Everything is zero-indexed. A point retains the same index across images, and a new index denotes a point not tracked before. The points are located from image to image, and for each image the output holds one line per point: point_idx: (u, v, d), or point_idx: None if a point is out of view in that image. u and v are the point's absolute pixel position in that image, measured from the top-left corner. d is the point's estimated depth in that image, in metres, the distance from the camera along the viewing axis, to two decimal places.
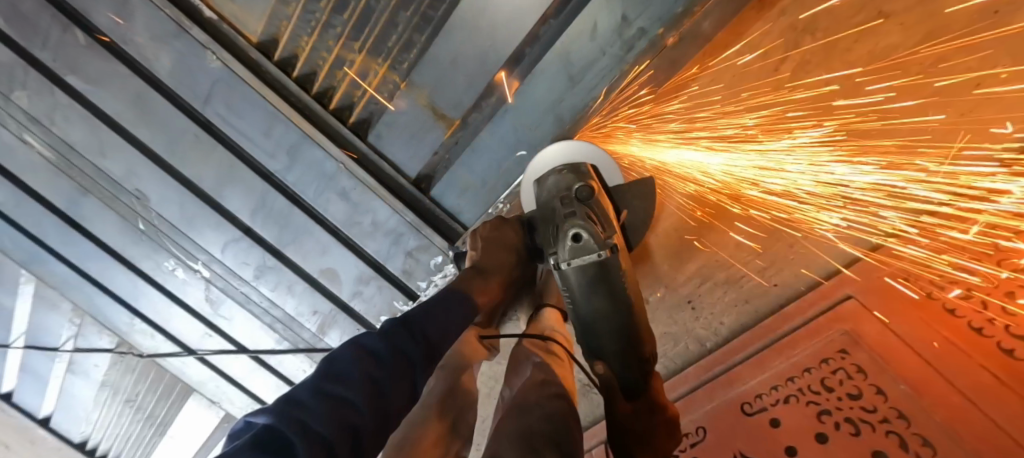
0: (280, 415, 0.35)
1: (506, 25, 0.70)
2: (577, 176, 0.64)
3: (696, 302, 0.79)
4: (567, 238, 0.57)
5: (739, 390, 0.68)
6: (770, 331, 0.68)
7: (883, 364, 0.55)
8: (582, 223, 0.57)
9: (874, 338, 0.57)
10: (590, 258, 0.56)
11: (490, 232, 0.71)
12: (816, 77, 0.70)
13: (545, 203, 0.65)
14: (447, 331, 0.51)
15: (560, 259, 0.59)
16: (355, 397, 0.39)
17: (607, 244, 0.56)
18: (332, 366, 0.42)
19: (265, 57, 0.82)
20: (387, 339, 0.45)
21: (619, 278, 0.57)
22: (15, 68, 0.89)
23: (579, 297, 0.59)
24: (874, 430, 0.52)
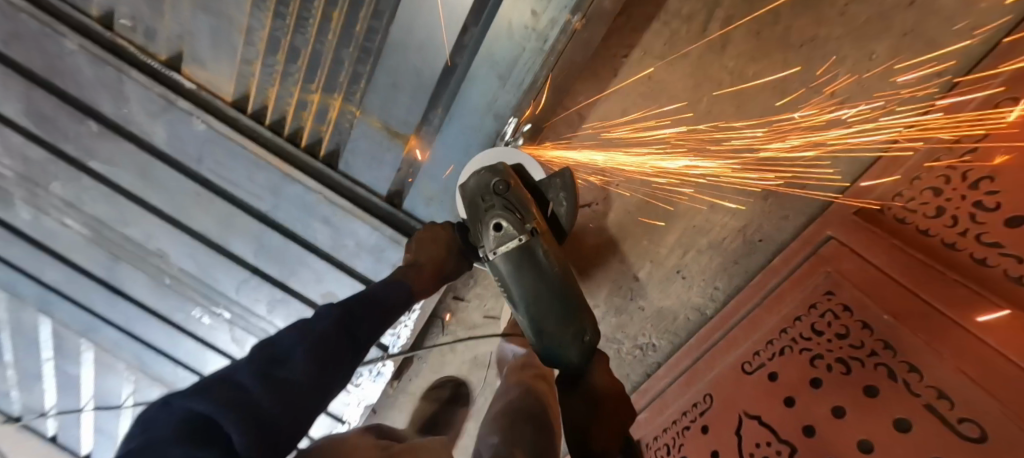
0: (220, 396, 0.42)
1: (433, 41, 0.77)
2: (494, 173, 0.72)
3: (683, 271, 1.01)
4: (491, 229, 0.70)
5: (749, 345, 0.89)
6: (762, 286, 0.92)
7: (861, 296, 0.73)
8: (502, 215, 0.69)
9: (860, 277, 0.75)
10: (513, 242, 0.69)
11: (423, 234, 0.81)
12: (740, 32, 0.80)
13: (470, 202, 0.74)
14: (386, 310, 0.64)
15: (488, 250, 0.72)
16: (296, 374, 0.47)
17: (525, 229, 0.69)
18: (277, 347, 0.51)
19: (241, 113, 0.92)
20: (331, 318, 0.56)
21: (541, 258, 0.69)
22: (50, 164, 1.07)
23: (508, 280, 0.71)
24: (864, 366, 0.68)
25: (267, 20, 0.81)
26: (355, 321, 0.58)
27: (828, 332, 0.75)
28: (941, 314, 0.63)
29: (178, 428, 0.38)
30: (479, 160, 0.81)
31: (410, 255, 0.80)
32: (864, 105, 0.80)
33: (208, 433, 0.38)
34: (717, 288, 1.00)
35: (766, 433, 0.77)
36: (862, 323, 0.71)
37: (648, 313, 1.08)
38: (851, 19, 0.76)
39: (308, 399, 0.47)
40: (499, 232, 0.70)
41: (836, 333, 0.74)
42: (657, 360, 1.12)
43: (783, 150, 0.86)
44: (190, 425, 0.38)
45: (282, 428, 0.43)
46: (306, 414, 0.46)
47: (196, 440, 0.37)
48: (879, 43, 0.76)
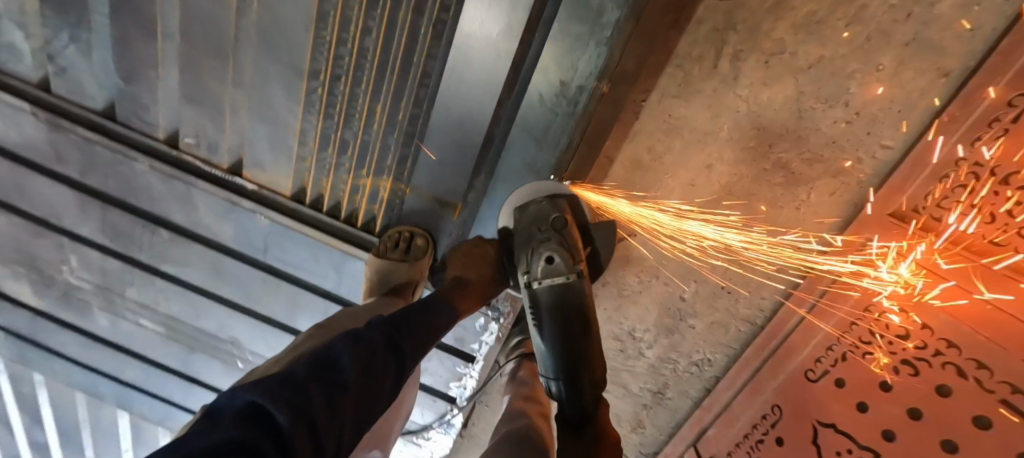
0: (275, 390, 0.39)
1: (469, 118, 0.84)
2: (554, 207, 0.80)
3: (730, 286, 1.05)
4: (542, 260, 0.77)
5: (807, 353, 0.97)
6: (808, 295, 0.98)
7: (916, 296, 0.81)
8: (555, 249, 0.77)
9: (918, 283, 0.82)
10: (560, 277, 0.77)
11: (472, 249, 0.88)
12: (751, 63, 0.82)
13: (525, 228, 0.81)
14: (427, 330, 0.64)
15: (534, 277, 0.79)
16: (350, 379, 0.46)
17: (573, 268, 0.77)
18: (327, 352, 0.49)
19: (300, 203, 1.01)
20: (378, 332, 0.55)
21: (580, 297, 0.77)
22: (125, 273, 1.17)
23: (544, 309, 0.79)
24: (932, 365, 0.76)
25: (318, 121, 0.90)
26: (401, 337, 0.58)
27: (885, 334, 0.84)
28: (998, 309, 0.71)
29: (231, 419, 0.34)
30: (528, 189, 0.84)
31: (455, 270, 0.84)
32: (881, 112, 0.82)
33: (263, 427, 0.34)
34: (764, 298, 1.04)
35: (845, 441, 0.86)
36: (921, 324, 0.80)
37: (700, 331, 1.11)
38: (856, 38, 0.77)
39: (353, 405, 0.44)
40: (549, 264, 0.77)
41: (895, 333, 0.83)
42: (714, 373, 1.16)
43: (809, 163, 0.89)
44: (251, 409, 0.36)
45: (332, 443, 0.39)
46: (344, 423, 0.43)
47: (251, 429, 0.33)
48: (884, 55, 0.77)
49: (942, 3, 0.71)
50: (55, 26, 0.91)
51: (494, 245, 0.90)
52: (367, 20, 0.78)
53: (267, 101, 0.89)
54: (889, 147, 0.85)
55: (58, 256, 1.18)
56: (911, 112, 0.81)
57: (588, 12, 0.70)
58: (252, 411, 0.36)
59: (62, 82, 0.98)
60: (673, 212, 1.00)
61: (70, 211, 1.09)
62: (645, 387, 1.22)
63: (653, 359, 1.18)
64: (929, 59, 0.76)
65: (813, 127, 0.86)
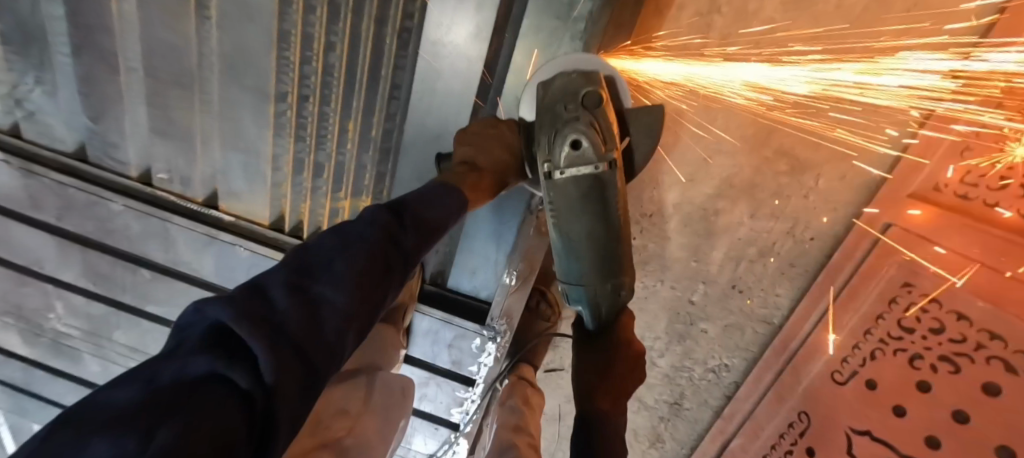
0: (246, 304, 0.37)
1: (445, 128, 0.80)
2: (586, 80, 0.63)
3: (740, 285, 0.98)
4: (567, 145, 0.62)
5: (833, 353, 0.90)
6: (826, 290, 0.90)
7: (945, 285, 0.77)
8: (584, 133, 0.61)
9: (941, 268, 0.78)
10: (587, 168, 0.63)
11: (485, 129, 0.71)
12: (740, 46, 0.76)
13: (547, 105, 0.64)
14: (439, 224, 0.59)
15: (555, 168, 0.64)
16: (331, 296, 0.43)
17: (604, 157, 0.63)
18: (313, 257, 0.46)
19: (280, 231, 0.97)
20: (373, 224, 0.51)
21: (609, 194, 0.65)
22: (110, 316, 1.13)
23: (564, 206, 0.65)
24: (976, 361, 0.73)
25: (290, 145, 0.86)
26: (401, 234, 0.54)
27: (919, 329, 0.79)
28: None
29: (195, 345, 0.34)
30: (556, 63, 0.65)
31: (463, 152, 0.70)
32: (887, 86, 0.76)
33: (228, 349, 0.34)
34: (779, 295, 0.97)
35: (882, 450, 0.82)
36: (954, 312, 0.76)
37: (714, 335, 1.04)
38: (852, 10, 0.71)
39: (342, 326, 0.43)
40: (575, 151, 0.62)
41: (930, 327, 0.78)
42: (733, 379, 1.08)
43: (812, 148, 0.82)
44: (218, 332, 0.35)
45: (317, 353, 0.39)
46: (343, 337, 0.42)
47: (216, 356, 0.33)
48: (883, 25, 0.71)
49: None
50: (22, 69, 0.89)
51: (514, 126, 0.72)
52: (331, 35, 0.75)
53: (237, 129, 0.86)
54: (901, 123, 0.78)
55: (44, 303, 1.15)
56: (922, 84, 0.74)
57: (559, 5, 0.66)
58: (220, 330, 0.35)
59: (34, 126, 0.96)
60: (672, 210, 0.93)
61: (51, 257, 1.07)
62: (661, 398, 1.14)
63: (666, 368, 1.10)
64: (935, 24, 0.70)
65: (816, 107, 0.79)
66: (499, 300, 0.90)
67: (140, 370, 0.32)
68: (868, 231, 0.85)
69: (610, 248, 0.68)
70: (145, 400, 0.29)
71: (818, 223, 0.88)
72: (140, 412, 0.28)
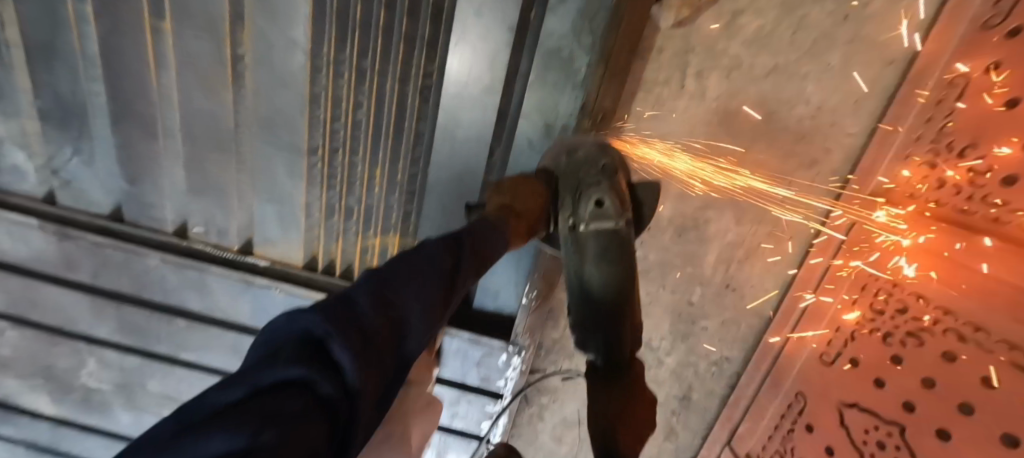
0: (341, 314, 0.39)
1: (464, 168, 0.90)
2: (602, 154, 0.79)
3: (732, 283, 1.09)
4: (591, 203, 0.75)
5: (819, 337, 1.03)
6: (810, 279, 1.01)
7: (905, 271, 0.91)
8: (607, 193, 0.74)
9: (902, 259, 0.91)
10: (608, 222, 0.74)
11: (520, 184, 0.76)
12: (714, 78, 0.89)
13: (569, 170, 0.79)
14: (486, 249, 0.62)
15: (579, 221, 0.76)
16: (402, 317, 0.46)
17: (622, 216, 0.75)
18: (391, 270, 0.49)
19: (313, 271, 1.04)
20: (439, 250, 0.54)
21: (626, 246, 0.74)
22: (144, 366, 1.18)
23: (588, 254, 0.74)
24: (937, 334, 0.88)
25: (322, 193, 0.94)
26: (460, 263, 0.56)
27: (888, 310, 0.93)
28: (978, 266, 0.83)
29: (290, 346, 0.36)
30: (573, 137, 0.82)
31: (500, 200, 0.73)
32: (838, 104, 0.89)
33: (320, 357, 0.36)
34: (767, 289, 1.08)
35: (869, 418, 0.97)
36: (915, 293, 0.90)
37: (713, 331, 1.15)
38: (803, 43, 0.85)
39: (406, 345, 0.46)
40: (598, 209, 0.75)
41: (896, 307, 0.92)
42: (733, 369, 1.18)
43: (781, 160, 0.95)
44: (313, 337, 0.37)
45: (386, 369, 0.42)
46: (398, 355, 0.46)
47: (310, 361, 0.35)
48: (831, 55, 0.85)
49: (873, 2, 0.80)
50: (59, 142, 0.95)
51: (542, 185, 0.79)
52: (358, 94, 0.85)
53: (270, 183, 0.94)
54: (856, 133, 0.91)
55: (75, 361, 1.19)
56: (868, 100, 0.88)
57: (562, 60, 0.77)
58: (315, 336, 0.38)
59: (68, 193, 1.01)
60: (667, 222, 1.05)
61: (86, 315, 1.11)
62: (670, 394, 1.24)
63: (673, 365, 1.21)
64: (873, 52, 0.84)
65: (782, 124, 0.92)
66: (522, 317, 0.99)
67: (239, 374, 0.33)
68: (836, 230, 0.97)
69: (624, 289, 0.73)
70: (248, 401, 0.31)
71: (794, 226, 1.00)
72: (243, 413, 0.29)
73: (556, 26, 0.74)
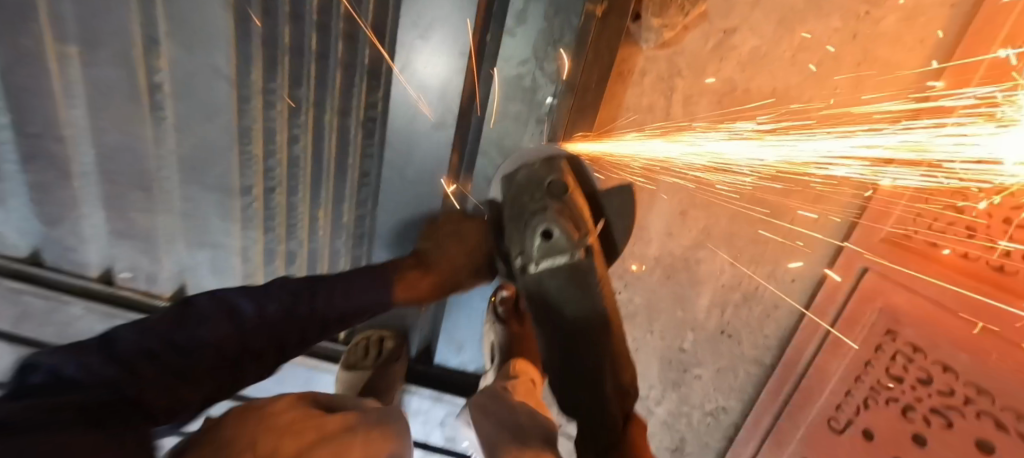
0: (98, 363, 0.45)
1: (417, 209, 0.80)
2: (548, 169, 0.60)
3: (727, 330, 0.97)
4: (538, 236, 0.55)
5: (827, 399, 0.91)
6: (814, 330, 0.90)
7: (930, 337, 0.78)
8: (554, 220, 0.54)
9: (927, 322, 0.78)
10: (563, 257, 0.55)
11: (450, 227, 0.70)
12: (704, 105, 0.78)
13: (514, 197, 0.61)
14: (348, 310, 0.61)
15: (528, 260, 0.57)
16: (189, 362, 0.51)
17: (580, 244, 0.55)
18: (186, 320, 0.53)
19: None
20: (256, 305, 0.57)
21: (594, 284, 0.57)
22: None
23: (548, 299, 0.59)
24: (969, 414, 0.76)
25: (259, 236, 0.84)
26: (291, 320, 0.58)
27: (908, 378, 0.82)
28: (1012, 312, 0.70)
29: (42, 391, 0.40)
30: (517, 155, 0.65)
31: (420, 246, 0.70)
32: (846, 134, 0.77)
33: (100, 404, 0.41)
34: (768, 336, 0.96)
35: None
36: (942, 364, 0.78)
37: (708, 381, 1.03)
38: (805, 66, 0.73)
39: (177, 389, 0.50)
40: (547, 242, 0.55)
41: (917, 377, 0.81)
42: (731, 420, 1.06)
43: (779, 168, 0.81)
44: (61, 379, 0.42)
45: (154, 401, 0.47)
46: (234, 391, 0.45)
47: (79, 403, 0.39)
48: (838, 78, 0.74)
49: (886, 18, 0.68)
50: None
51: (481, 223, 0.70)
52: (293, 128, 0.74)
53: (201, 226, 0.84)
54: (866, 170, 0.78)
55: None
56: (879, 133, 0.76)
57: (523, 91, 0.67)
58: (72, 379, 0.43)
59: None
60: (653, 263, 0.93)
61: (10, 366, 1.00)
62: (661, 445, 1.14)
63: (664, 415, 1.10)
64: (887, 76, 0.72)
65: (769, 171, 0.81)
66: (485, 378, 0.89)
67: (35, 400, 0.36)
68: (845, 276, 0.84)
69: (567, 330, 0.60)
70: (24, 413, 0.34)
71: (797, 270, 0.89)
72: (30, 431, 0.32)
73: (513, 52, 0.63)
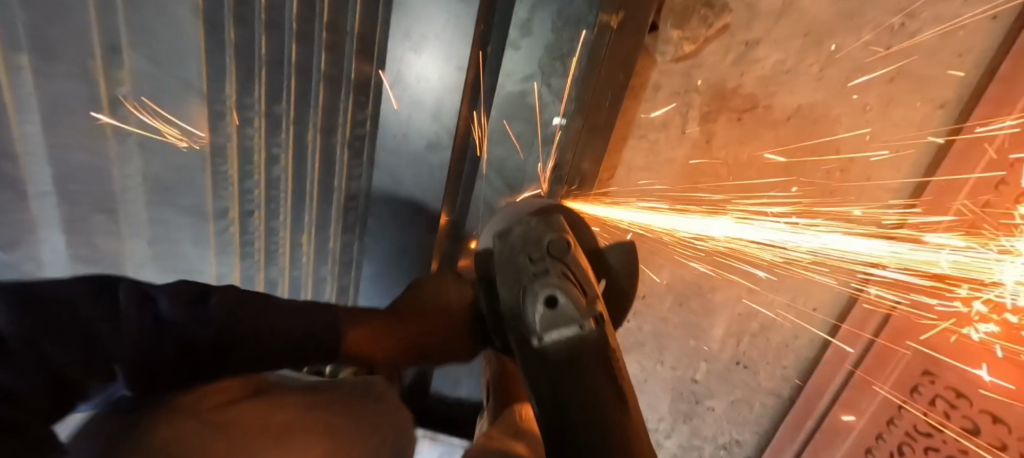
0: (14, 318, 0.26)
1: (409, 235, 0.73)
2: (547, 226, 0.53)
3: (743, 361, 0.91)
4: (539, 304, 0.49)
5: (855, 440, 0.85)
6: (839, 364, 0.83)
7: (977, 384, 0.71)
8: (559, 285, 0.49)
9: (971, 366, 0.72)
10: (570, 328, 0.48)
11: (427, 291, 0.59)
12: (722, 122, 0.71)
13: (506, 259, 0.52)
14: (263, 333, 0.43)
15: (530, 332, 0.50)
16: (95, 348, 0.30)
17: (589, 313, 0.49)
18: (68, 301, 0.30)
19: None
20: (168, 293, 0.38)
21: (607, 364, 0.47)
22: None
23: (547, 384, 0.47)
24: None
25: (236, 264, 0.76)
26: (214, 323, 0.39)
27: (951, 428, 0.75)
28: None
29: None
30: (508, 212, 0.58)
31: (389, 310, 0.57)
32: (875, 155, 0.71)
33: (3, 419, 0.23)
34: (786, 369, 0.89)
35: None
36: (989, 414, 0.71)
37: (721, 414, 0.96)
38: (833, 82, 0.67)
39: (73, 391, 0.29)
40: (550, 309, 0.49)
41: (963, 426, 0.74)
42: (745, 455, 0.98)
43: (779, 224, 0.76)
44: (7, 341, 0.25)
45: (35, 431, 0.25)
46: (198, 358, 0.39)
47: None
48: (868, 95, 0.68)
49: (922, 31, 0.63)
50: None
51: (465, 289, 0.61)
52: (272, 147, 0.66)
53: (172, 252, 0.74)
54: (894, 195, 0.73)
55: None
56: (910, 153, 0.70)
57: (526, 110, 0.60)
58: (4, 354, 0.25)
59: None
60: (664, 289, 0.87)
61: None
62: None
63: (674, 449, 1.02)
64: (922, 93, 0.67)
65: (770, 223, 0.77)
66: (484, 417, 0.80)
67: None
68: (875, 307, 0.78)
69: (566, 412, 0.44)
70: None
71: (820, 299, 0.82)
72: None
73: (515, 67, 0.57)
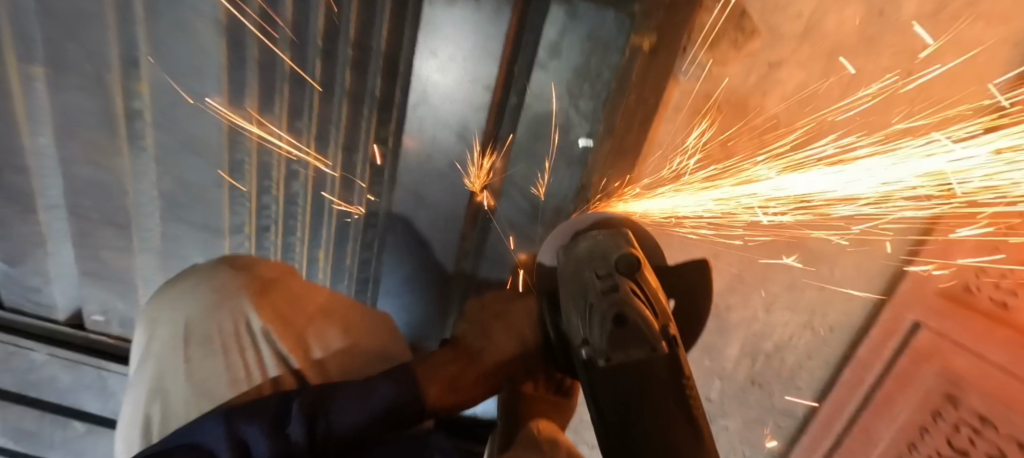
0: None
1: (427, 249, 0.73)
2: (616, 239, 0.49)
3: (758, 381, 0.90)
4: (605, 325, 0.44)
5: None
6: (857, 384, 0.83)
7: (1003, 411, 0.72)
8: (629, 305, 0.44)
9: (995, 394, 0.72)
10: (638, 350, 0.45)
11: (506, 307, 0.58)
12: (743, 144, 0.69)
13: (571, 274, 0.50)
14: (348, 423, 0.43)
15: (594, 352, 0.46)
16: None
17: (660, 336, 0.45)
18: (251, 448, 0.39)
19: None
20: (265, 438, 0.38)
21: (671, 386, 0.45)
22: None
23: (613, 407, 0.46)
24: None
25: None
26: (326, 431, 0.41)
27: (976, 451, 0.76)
28: None
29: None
30: (573, 222, 0.55)
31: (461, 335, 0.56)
32: None
33: None
34: (800, 388, 0.89)
35: None
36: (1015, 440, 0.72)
37: (734, 433, 0.96)
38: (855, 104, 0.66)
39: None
40: (617, 329, 0.44)
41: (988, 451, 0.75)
42: None
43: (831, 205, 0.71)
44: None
45: None
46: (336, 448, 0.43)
47: None
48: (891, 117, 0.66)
49: (946, 54, 0.61)
50: None
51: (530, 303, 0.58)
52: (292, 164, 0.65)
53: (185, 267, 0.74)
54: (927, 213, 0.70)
55: None
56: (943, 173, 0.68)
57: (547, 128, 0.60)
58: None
59: None
60: None
61: None
62: None
63: None
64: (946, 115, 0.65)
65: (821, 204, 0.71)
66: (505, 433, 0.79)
67: None
68: (892, 329, 0.78)
69: (628, 430, 0.44)
70: None
71: (835, 319, 0.82)
72: None
73: (542, 88, 0.56)
